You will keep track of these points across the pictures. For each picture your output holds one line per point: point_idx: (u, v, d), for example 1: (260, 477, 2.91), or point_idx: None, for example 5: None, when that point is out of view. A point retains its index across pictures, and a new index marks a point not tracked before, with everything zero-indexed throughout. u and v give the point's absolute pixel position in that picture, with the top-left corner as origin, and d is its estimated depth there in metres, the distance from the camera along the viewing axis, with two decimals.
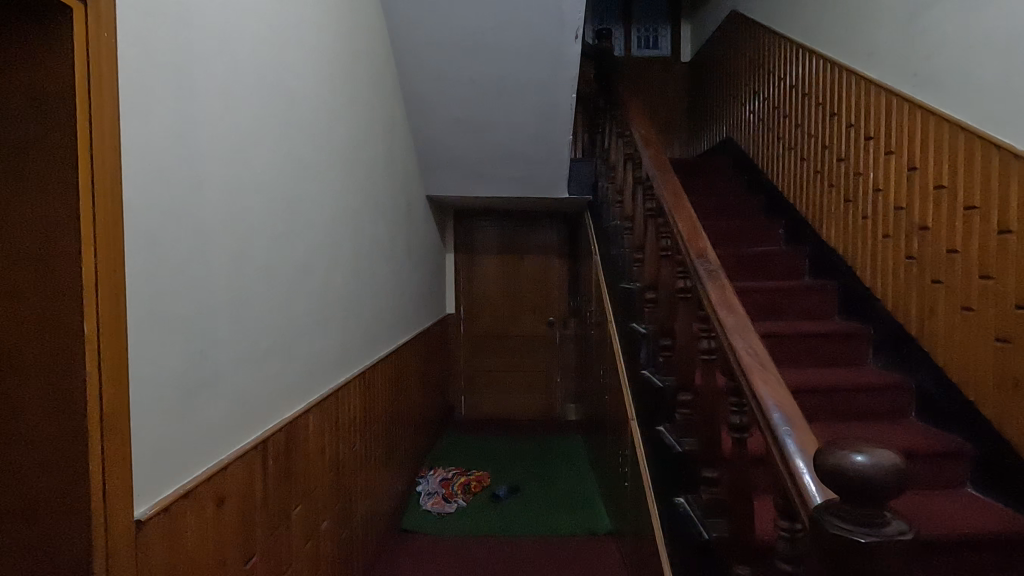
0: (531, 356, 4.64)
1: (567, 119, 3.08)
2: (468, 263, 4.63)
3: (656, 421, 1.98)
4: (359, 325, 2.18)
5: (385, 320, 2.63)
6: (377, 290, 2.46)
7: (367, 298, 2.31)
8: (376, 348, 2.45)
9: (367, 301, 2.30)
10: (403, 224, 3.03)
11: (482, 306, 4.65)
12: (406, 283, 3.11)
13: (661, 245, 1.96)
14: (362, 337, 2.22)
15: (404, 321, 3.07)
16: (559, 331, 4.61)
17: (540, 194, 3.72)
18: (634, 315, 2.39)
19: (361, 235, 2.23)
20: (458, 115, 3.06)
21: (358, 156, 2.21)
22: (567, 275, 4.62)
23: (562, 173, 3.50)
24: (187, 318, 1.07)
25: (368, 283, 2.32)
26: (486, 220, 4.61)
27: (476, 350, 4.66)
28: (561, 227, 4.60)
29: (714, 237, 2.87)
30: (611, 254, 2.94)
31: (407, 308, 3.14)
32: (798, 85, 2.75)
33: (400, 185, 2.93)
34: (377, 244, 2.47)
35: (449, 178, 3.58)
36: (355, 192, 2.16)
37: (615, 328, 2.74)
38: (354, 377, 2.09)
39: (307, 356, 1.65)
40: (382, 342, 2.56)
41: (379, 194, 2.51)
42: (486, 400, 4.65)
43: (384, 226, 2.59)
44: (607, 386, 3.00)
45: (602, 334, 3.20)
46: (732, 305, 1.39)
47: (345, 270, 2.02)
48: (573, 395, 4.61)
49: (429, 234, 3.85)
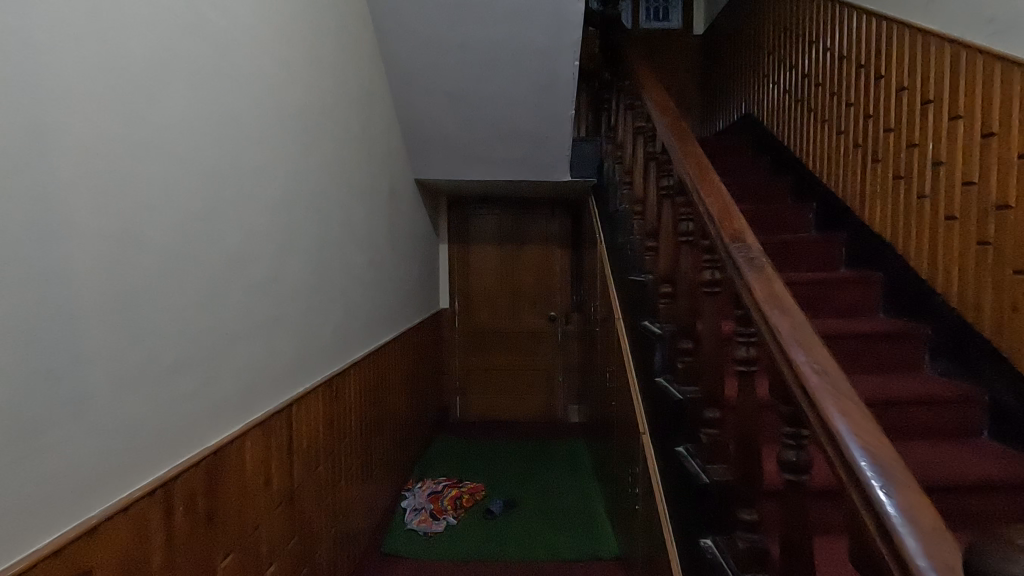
0: (531, 354, 4.32)
1: (569, 90, 2.74)
2: (463, 255, 4.31)
3: (673, 439, 1.66)
4: (324, 326, 1.86)
5: (362, 318, 2.31)
6: (350, 286, 2.14)
7: (336, 293, 1.99)
8: (348, 351, 2.13)
9: (336, 298, 1.98)
10: (385, 210, 2.71)
11: (478, 300, 4.32)
12: (390, 277, 2.79)
13: (681, 229, 1.63)
14: (329, 339, 1.91)
15: (388, 319, 2.76)
16: (561, 327, 4.29)
17: (540, 178, 3.38)
18: (646, 311, 2.07)
19: (327, 219, 1.90)
20: (447, 87, 2.73)
21: (324, 127, 1.88)
22: (570, 267, 4.29)
23: (564, 154, 3.16)
24: (24, 323, 0.75)
25: (337, 276, 2.00)
26: (482, 208, 4.28)
27: (471, 348, 4.34)
28: (563, 216, 4.27)
29: None
30: (618, 243, 2.61)
31: (391, 305, 2.82)
32: (834, 49, 2.40)
33: (380, 165, 2.61)
34: (350, 231, 2.14)
35: (439, 160, 3.25)
36: (319, 169, 1.83)
37: (623, 326, 2.42)
38: (317, 386, 1.77)
39: (246, 367, 1.34)
40: (357, 344, 2.25)
41: (353, 174, 2.18)
42: (482, 401, 4.34)
43: (360, 211, 2.27)
44: (613, 391, 2.68)
45: (608, 334, 2.88)
46: (782, 300, 1.04)
47: (304, 260, 1.70)
48: (576, 396, 4.29)
49: (419, 223, 3.53)
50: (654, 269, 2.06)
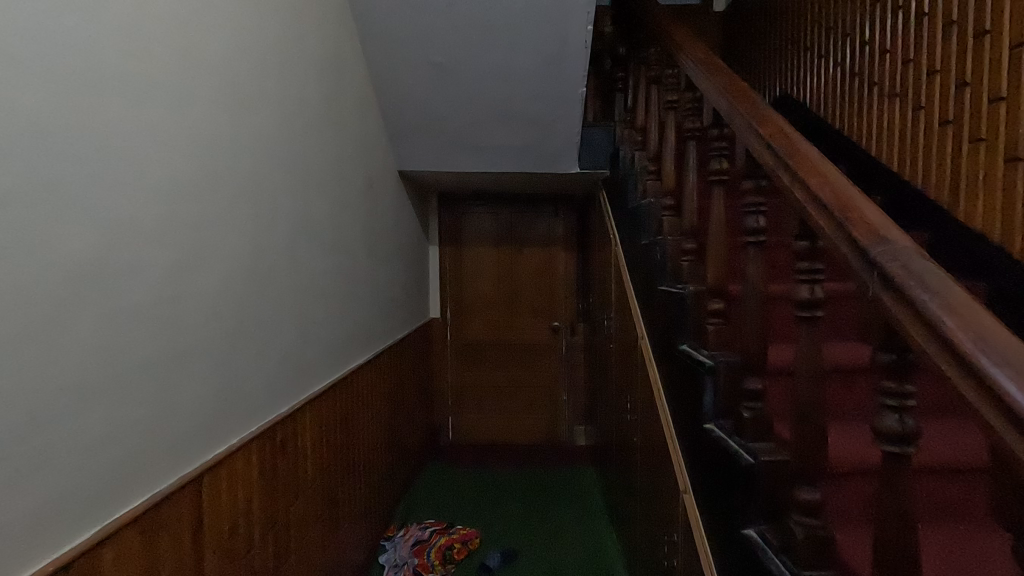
0: (533, 369, 3.86)
1: (580, 62, 2.28)
2: (455, 258, 3.85)
3: (734, 515, 1.22)
4: (263, 356, 1.39)
5: (326, 338, 1.84)
6: (307, 300, 1.68)
7: (284, 313, 1.52)
8: (305, 384, 1.67)
9: (283, 318, 1.51)
10: (361, 206, 2.24)
11: (472, 309, 3.86)
12: (367, 286, 2.33)
13: (746, 227, 1.20)
14: (271, 373, 1.44)
15: (364, 336, 2.29)
16: (566, 338, 3.84)
17: (543, 169, 2.92)
18: (684, 333, 1.62)
19: (271, 214, 1.44)
20: (433, 58, 2.27)
21: (264, 91, 1.42)
22: (576, 272, 3.83)
23: (572, 141, 2.70)
24: None
25: (286, 288, 1.53)
26: (477, 206, 3.82)
27: (465, 362, 3.88)
28: (568, 214, 3.81)
29: None
30: (640, 244, 2.15)
31: (368, 319, 2.36)
32: (909, 6, 1.94)
33: (353, 151, 2.15)
34: (306, 231, 1.68)
35: (426, 149, 2.78)
36: (256, 145, 1.37)
37: (648, 348, 1.97)
38: (252, 440, 1.32)
39: (106, 437, 0.88)
40: (319, 373, 1.78)
41: (312, 157, 1.72)
42: (478, 422, 3.88)
43: (322, 206, 1.81)
44: (633, 423, 2.22)
45: (625, 353, 2.43)
46: (999, 338, 0.58)
47: (228, 270, 1.24)
48: (582, 416, 3.84)
49: (405, 222, 3.08)
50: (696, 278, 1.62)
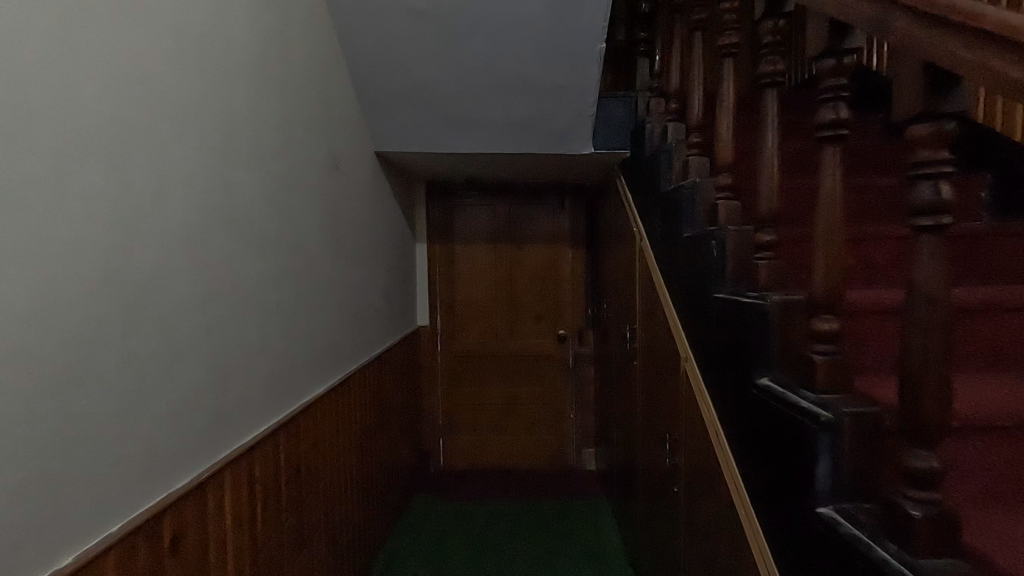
0: (536, 384, 3.38)
1: (600, 9, 1.81)
2: (447, 258, 3.35)
3: None
4: (129, 414, 0.89)
5: (263, 370, 1.35)
6: (227, 320, 1.18)
7: (180, 342, 1.02)
8: (222, 440, 1.17)
9: (177, 351, 1.01)
10: (322, 191, 1.75)
11: (466, 316, 3.37)
12: (332, 294, 1.85)
13: (916, 202, 0.73)
14: (151, 438, 0.94)
15: (326, 359, 1.80)
16: (574, 349, 3.36)
17: (550, 151, 2.44)
18: (768, 363, 1.13)
19: (153, 192, 0.94)
20: (414, 3, 1.79)
21: (141, 2, 0.92)
22: (585, 273, 3.35)
23: (586, 114, 2.22)
24: None
25: (184, 306, 1.03)
26: (472, 198, 3.34)
27: (457, 377, 3.39)
28: (575, 207, 3.34)
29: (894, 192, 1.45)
30: (679, 239, 1.67)
31: (333, 337, 1.86)
32: None
33: (311, 119, 1.66)
34: (227, 221, 1.19)
35: (410, 126, 2.29)
36: (121, 81, 0.87)
37: (698, 376, 1.49)
38: (107, 550, 0.83)
39: None
40: (250, 419, 1.29)
41: (237, 117, 1.23)
42: (473, 446, 3.40)
43: (257, 188, 1.32)
44: (669, 466, 1.75)
45: (654, 373, 1.95)
46: None
47: (45, 278, 0.73)
48: (593, 437, 3.38)
49: (385, 216, 2.59)
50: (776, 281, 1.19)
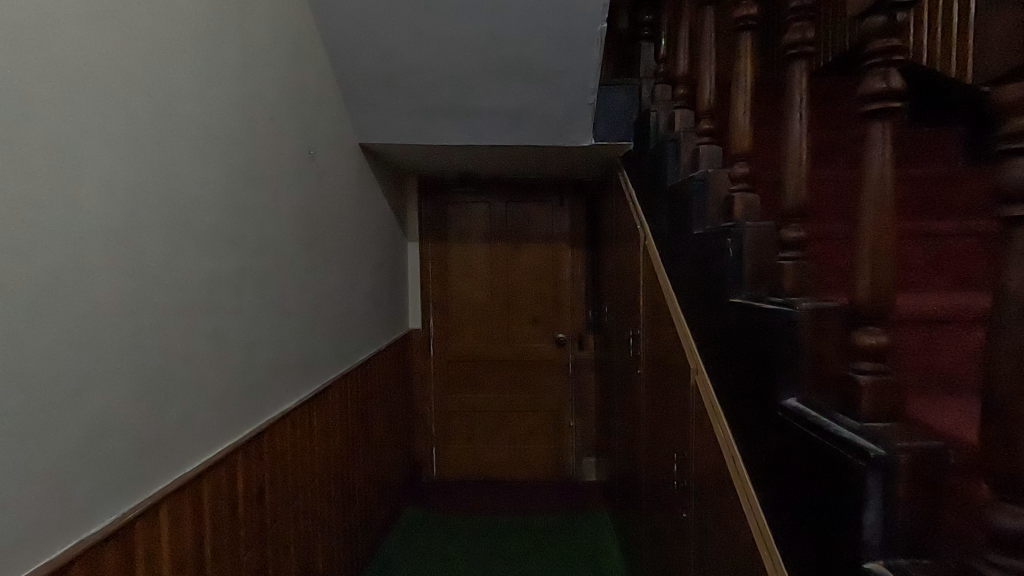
0: (534, 391, 3.22)
1: None
2: (440, 257, 3.19)
3: None
4: (11, 449, 0.72)
5: (214, 385, 1.19)
6: (161, 330, 1.02)
7: (92, 357, 0.85)
8: (153, 469, 1.00)
9: (87, 368, 0.85)
10: (294, 184, 1.59)
11: (460, 318, 3.21)
12: (307, 297, 1.69)
13: (1004, 187, 0.56)
14: (47, 475, 0.77)
15: (299, 369, 1.64)
16: (573, 353, 3.19)
17: (547, 143, 2.27)
18: (797, 381, 0.97)
19: (52, 177, 0.78)
20: None
21: None
22: (585, 273, 3.19)
23: (586, 102, 2.05)
24: None
25: (98, 314, 0.86)
26: (466, 194, 3.17)
27: (451, 383, 3.22)
28: (574, 205, 3.17)
29: (939, 188, 1.32)
30: (688, 238, 1.50)
31: (308, 344, 1.70)
32: None
33: (280, 104, 1.50)
34: (162, 215, 1.02)
35: (396, 116, 2.13)
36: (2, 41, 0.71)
37: (710, 391, 1.32)
38: None
39: None
40: (194, 441, 1.12)
41: (177, 95, 1.06)
42: (468, 455, 3.23)
43: (207, 178, 1.16)
44: (677, 489, 1.58)
45: (659, 384, 1.78)
46: None
47: None
48: (593, 446, 3.21)
49: (372, 213, 2.43)
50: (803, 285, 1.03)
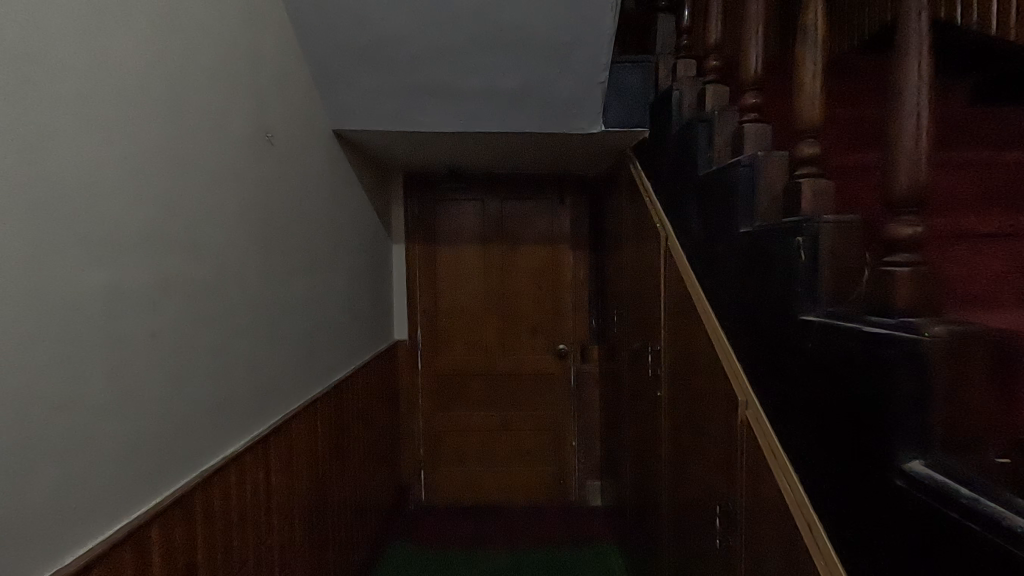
0: (533, 407, 2.92)
1: None
2: (428, 261, 2.89)
3: None
4: None
5: (115, 437, 0.88)
6: (16, 371, 0.70)
7: None
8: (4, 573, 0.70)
9: None
10: (244, 172, 1.29)
11: (451, 328, 2.91)
12: (263, 311, 1.39)
13: None
14: None
15: (252, 401, 1.34)
16: (575, 366, 2.91)
17: (550, 130, 1.98)
18: (926, 439, 0.69)
19: None
20: None
21: None
22: (589, 278, 2.90)
23: (597, 81, 1.76)
24: None
25: None
26: (457, 191, 2.88)
27: (441, 399, 2.92)
28: (576, 203, 2.89)
29: None
30: (731, 237, 1.22)
31: (264, 369, 1.40)
32: None
33: (224, 71, 1.20)
34: (23, 206, 0.71)
35: (375, 97, 1.83)
36: None
37: (770, 434, 1.04)
38: None
39: None
40: (78, 520, 0.81)
41: (51, 39, 0.76)
42: (460, 479, 2.93)
43: (104, 156, 0.86)
44: (717, 545, 1.29)
45: (688, 413, 1.50)
46: None
47: None
48: (598, 468, 2.92)
49: (350, 211, 2.13)
50: (921, 302, 0.75)
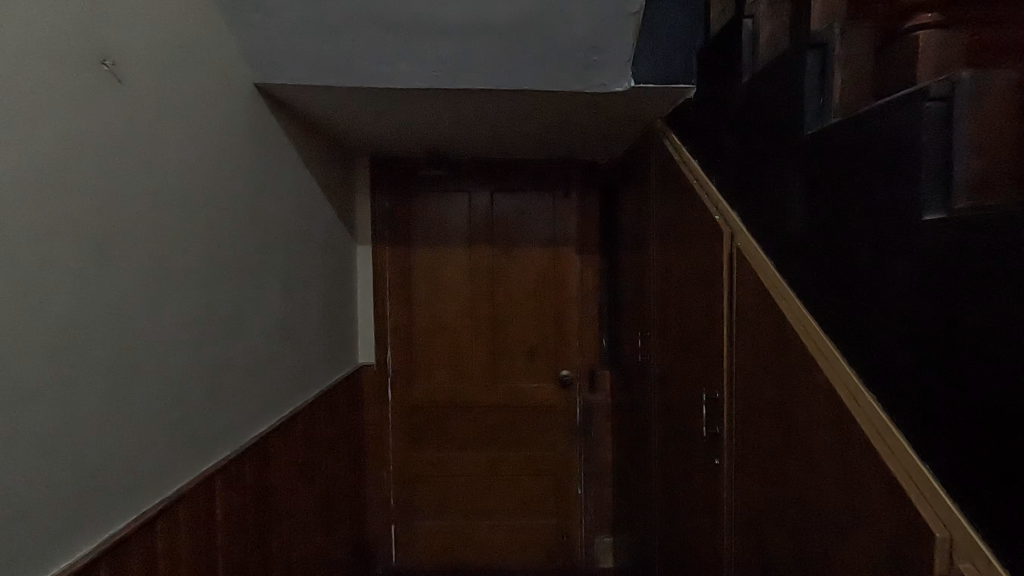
0: (531, 447, 2.38)
1: None
2: (402, 267, 2.34)
3: None
4: None
5: None
6: None
7: None
8: None
9: None
10: (35, 119, 0.73)
11: (431, 351, 2.37)
12: (88, 359, 0.83)
13: None
14: None
15: (54, 516, 0.78)
16: (583, 396, 2.37)
17: (555, 88, 1.43)
18: None
19: None
20: None
21: None
22: (599, 289, 2.37)
23: (628, 12, 1.21)
24: None
25: None
26: (437, 183, 2.34)
27: (417, 438, 2.37)
28: (585, 197, 2.36)
29: None
30: (911, 231, 0.69)
31: (93, 450, 0.84)
32: None
33: None
34: None
35: (312, 35, 1.28)
36: None
37: None
38: None
39: None
40: None
41: None
42: (441, 536, 2.38)
43: None
44: None
45: (781, 510, 0.97)
46: None
47: None
48: (609, 521, 2.38)
49: (289, 201, 1.58)
50: None
